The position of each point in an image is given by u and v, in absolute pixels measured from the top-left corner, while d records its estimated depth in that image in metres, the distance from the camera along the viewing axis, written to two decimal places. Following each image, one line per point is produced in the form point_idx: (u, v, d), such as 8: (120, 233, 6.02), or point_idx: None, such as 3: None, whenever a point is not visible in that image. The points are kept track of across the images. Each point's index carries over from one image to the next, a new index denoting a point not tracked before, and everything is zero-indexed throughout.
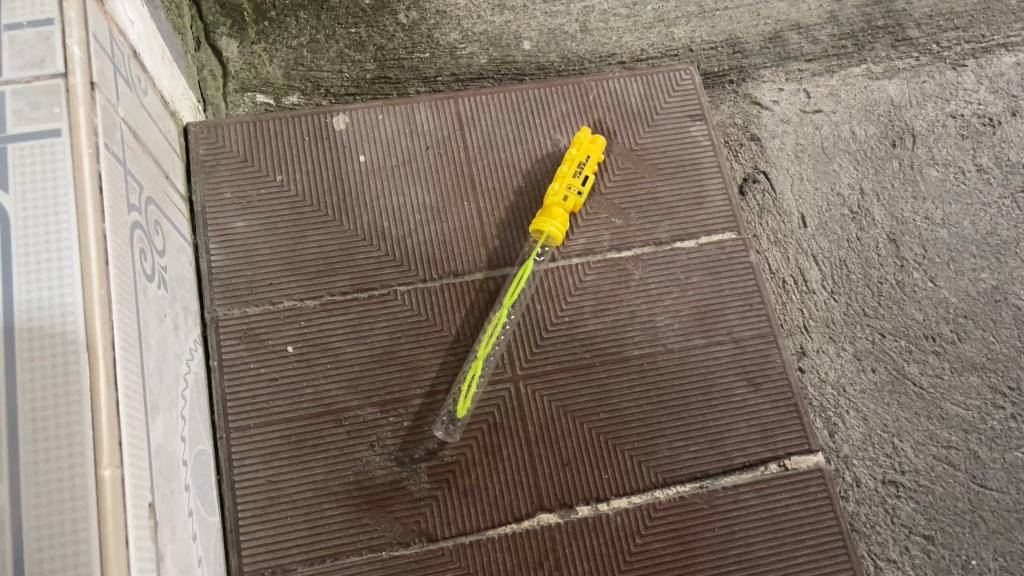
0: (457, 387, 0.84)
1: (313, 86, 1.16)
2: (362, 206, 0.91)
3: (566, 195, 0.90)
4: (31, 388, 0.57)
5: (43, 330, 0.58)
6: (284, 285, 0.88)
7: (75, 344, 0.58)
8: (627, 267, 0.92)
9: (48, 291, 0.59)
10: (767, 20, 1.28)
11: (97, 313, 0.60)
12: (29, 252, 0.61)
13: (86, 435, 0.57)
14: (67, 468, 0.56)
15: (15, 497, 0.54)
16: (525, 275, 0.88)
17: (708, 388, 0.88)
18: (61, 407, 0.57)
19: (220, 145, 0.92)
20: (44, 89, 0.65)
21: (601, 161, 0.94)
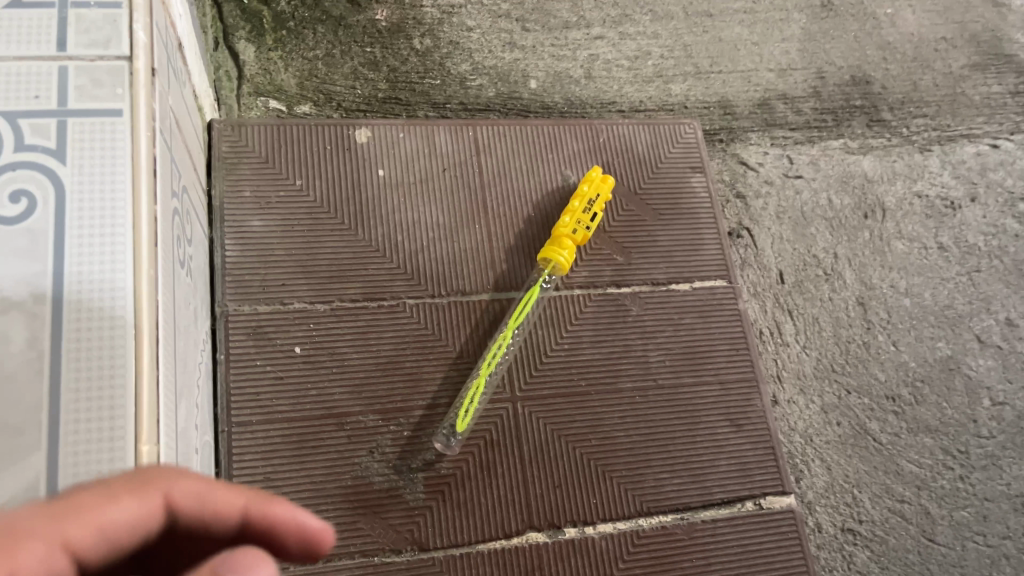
0: (458, 401, 0.87)
1: (325, 99, 1.18)
2: (377, 218, 0.94)
3: (575, 228, 0.94)
4: (75, 358, 0.58)
5: (93, 303, 0.59)
6: (296, 286, 0.89)
7: (123, 322, 0.59)
8: (626, 302, 0.96)
9: (101, 266, 0.60)
10: (756, 87, 1.36)
11: (145, 291, 0.61)
12: (82, 224, 0.61)
13: (127, 410, 0.58)
14: (107, 438, 0.56)
15: (53, 463, 0.55)
16: (531, 299, 0.92)
17: (694, 424, 0.92)
18: (105, 378, 0.58)
19: (243, 144, 0.94)
20: (108, 69, 0.66)
21: (608, 201, 0.99)
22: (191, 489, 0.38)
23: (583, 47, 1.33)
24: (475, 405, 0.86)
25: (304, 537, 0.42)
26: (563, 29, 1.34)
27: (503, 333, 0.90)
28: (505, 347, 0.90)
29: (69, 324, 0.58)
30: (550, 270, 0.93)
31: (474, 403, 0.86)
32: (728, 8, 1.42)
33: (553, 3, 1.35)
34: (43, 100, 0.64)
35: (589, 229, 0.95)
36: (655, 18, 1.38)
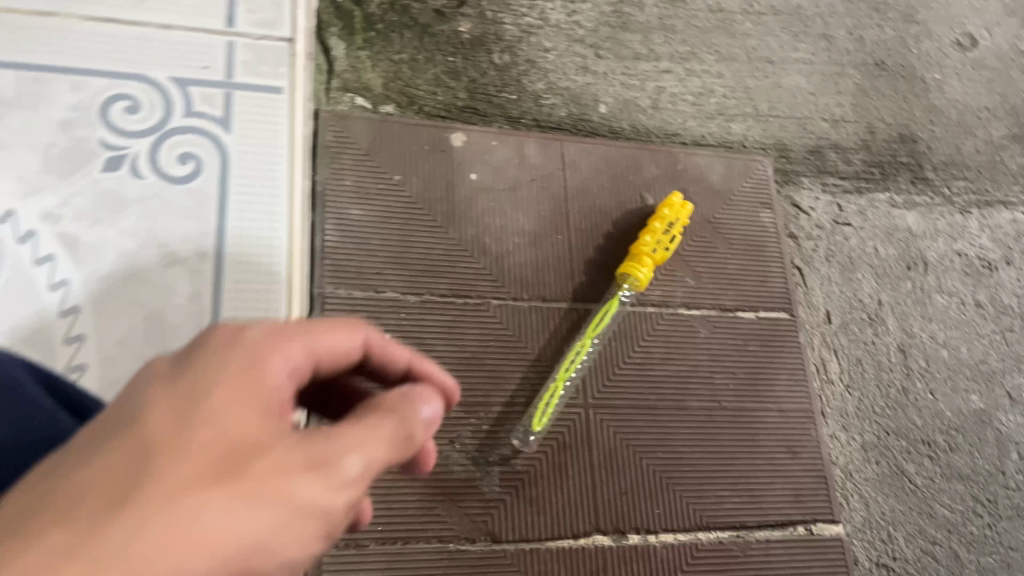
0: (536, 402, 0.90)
1: (408, 101, 1.22)
2: (468, 220, 0.97)
3: (654, 249, 0.98)
4: None
5: None
6: (390, 276, 0.92)
7: None
8: (696, 324, 1.00)
9: None
10: (811, 134, 1.42)
11: None
12: None
13: None
14: None
15: None
16: (610, 311, 0.96)
17: (753, 447, 0.96)
18: None
19: (347, 135, 0.97)
20: None
21: (685, 226, 1.03)
22: (283, 359, 0.49)
23: (651, 79, 1.38)
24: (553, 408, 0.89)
25: (361, 350, 0.57)
26: (633, 59, 1.39)
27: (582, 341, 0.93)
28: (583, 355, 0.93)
29: None
30: (628, 287, 0.97)
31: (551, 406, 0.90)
32: (789, 56, 1.47)
33: (625, 33, 1.40)
34: None
35: (666, 251, 0.99)
36: (720, 60, 1.43)
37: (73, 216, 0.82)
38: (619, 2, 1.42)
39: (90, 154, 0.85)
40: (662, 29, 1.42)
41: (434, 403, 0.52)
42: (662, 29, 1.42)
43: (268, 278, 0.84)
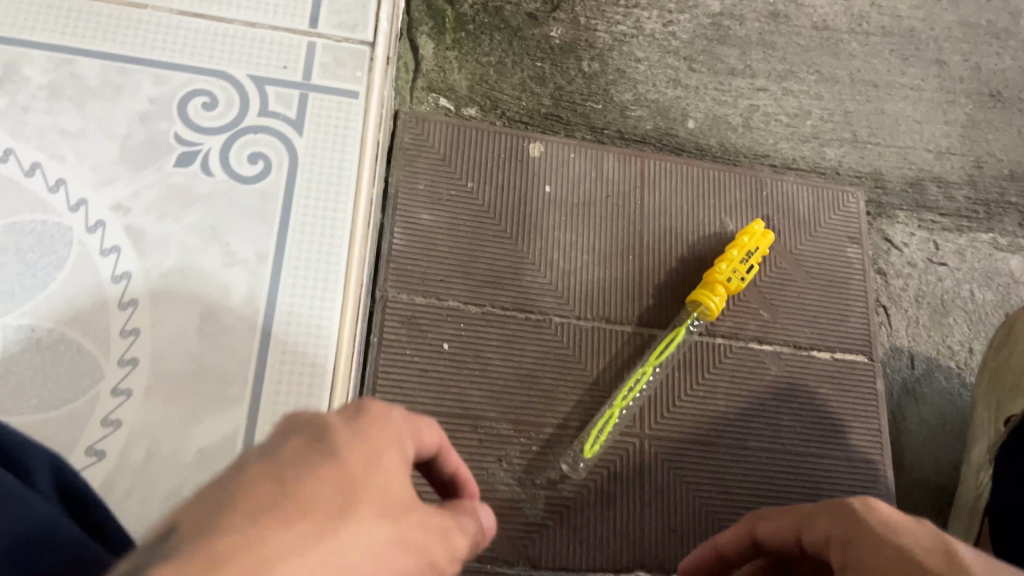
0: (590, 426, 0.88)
1: (492, 105, 1.21)
2: (538, 233, 0.96)
3: (729, 277, 0.94)
4: None
5: None
6: (453, 285, 0.91)
7: None
8: (767, 360, 0.96)
9: None
10: (912, 165, 1.34)
11: None
12: None
13: None
14: None
15: None
16: (674, 339, 0.93)
17: (816, 496, 0.92)
18: None
19: (424, 138, 0.96)
20: None
21: (764, 256, 0.99)
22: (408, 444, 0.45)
23: (745, 97, 1.33)
24: (606, 434, 0.88)
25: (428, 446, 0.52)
26: (728, 75, 1.34)
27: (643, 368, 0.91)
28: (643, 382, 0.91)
29: None
30: (699, 314, 0.94)
31: (605, 432, 0.88)
32: (895, 82, 1.40)
33: (722, 48, 1.35)
34: None
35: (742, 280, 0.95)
36: (821, 80, 1.37)
37: (140, 207, 0.69)
38: (719, 14, 1.37)
39: (163, 144, 0.71)
40: (761, 45, 1.37)
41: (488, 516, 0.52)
42: (761, 45, 1.37)
43: (324, 261, 0.71)
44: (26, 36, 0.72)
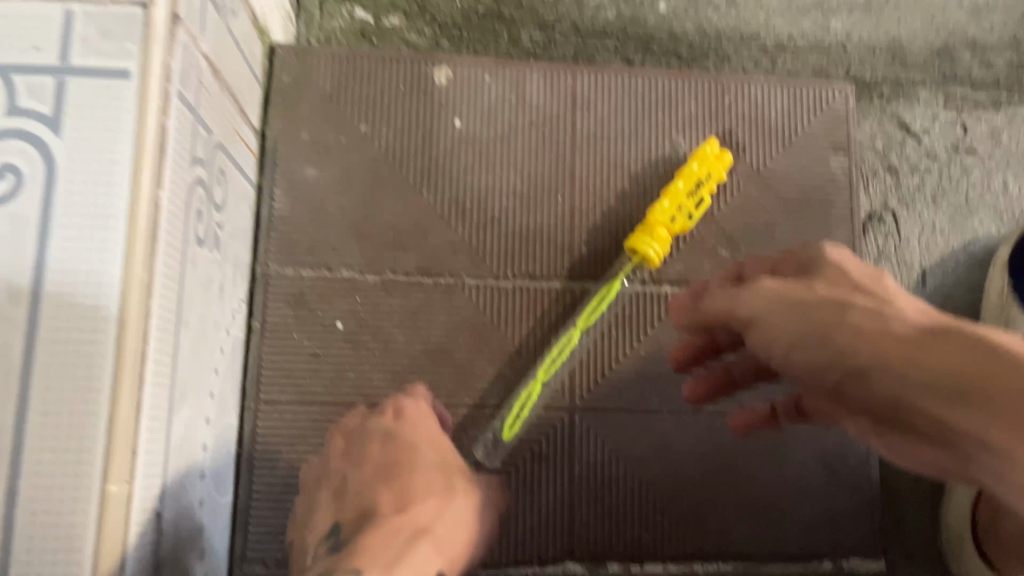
0: (507, 404, 0.78)
1: (418, 10, 1.04)
2: (446, 178, 0.82)
3: (672, 216, 0.79)
4: (45, 378, 0.51)
5: (72, 312, 0.51)
6: (346, 251, 0.79)
7: (103, 341, 0.52)
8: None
9: (87, 267, 0.52)
10: (939, 29, 1.10)
11: (135, 303, 0.53)
12: (69, 214, 0.53)
13: (98, 442, 0.51)
14: (74, 471, 0.50)
15: (10, 496, 0.49)
16: (609, 295, 0.80)
17: (779, 463, 0.80)
18: (77, 404, 0.51)
19: (307, 76, 0.82)
20: (120, 18, 0.55)
21: (721, 182, 0.83)
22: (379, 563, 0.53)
23: None
24: (525, 412, 0.78)
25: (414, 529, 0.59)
26: None
27: (568, 333, 0.79)
28: (568, 350, 0.79)
29: (44, 334, 0.51)
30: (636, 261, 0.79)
31: (524, 410, 0.78)
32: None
33: None
34: (42, 53, 0.55)
35: (689, 217, 0.80)
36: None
37: None
38: None
39: None
40: None
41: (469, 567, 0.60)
42: None
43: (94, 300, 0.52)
44: None
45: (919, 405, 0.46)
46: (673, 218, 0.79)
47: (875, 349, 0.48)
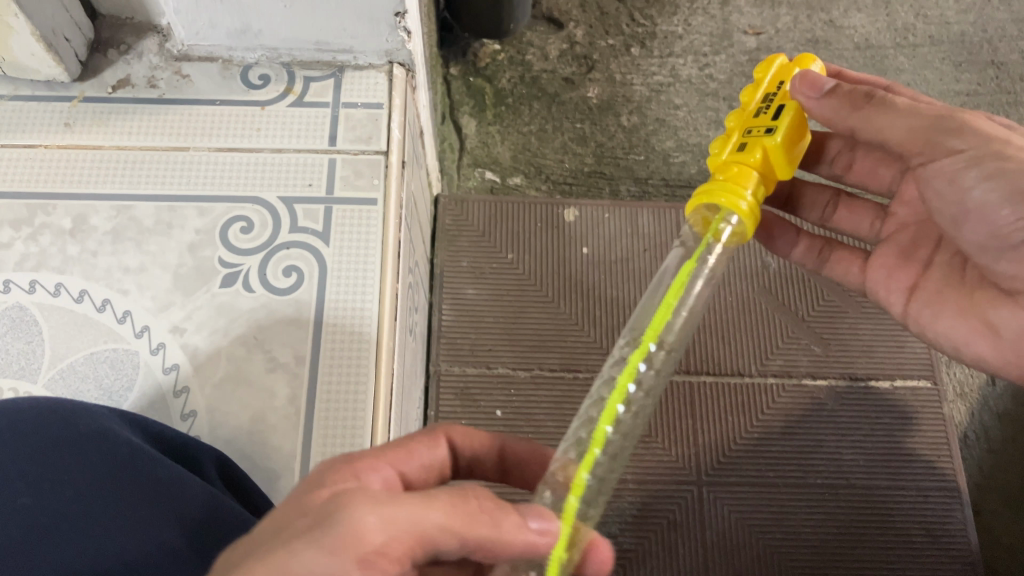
0: (568, 474, 0.51)
1: (536, 171, 1.16)
2: (578, 293, 0.99)
3: (759, 113, 0.55)
4: (330, 347, 0.69)
5: (342, 331, 0.70)
6: (501, 353, 0.96)
7: (367, 343, 0.69)
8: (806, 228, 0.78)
9: (353, 309, 0.71)
10: None
11: (387, 332, 0.70)
12: (336, 283, 0.72)
13: (371, 366, 0.69)
14: (354, 377, 0.69)
15: (312, 390, 0.68)
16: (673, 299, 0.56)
17: (887, 530, 0.90)
18: (353, 348, 0.69)
19: (464, 218, 1.04)
20: (368, 163, 0.76)
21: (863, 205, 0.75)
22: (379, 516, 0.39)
23: None
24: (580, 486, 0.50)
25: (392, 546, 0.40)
26: None
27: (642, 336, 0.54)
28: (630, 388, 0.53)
29: (325, 343, 0.69)
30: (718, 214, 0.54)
31: (574, 494, 0.49)
32: (978, 57, 1.24)
33: None
34: (314, 188, 0.75)
35: (774, 132, 0.53)
36: (874, 73, 1.23)
37: (194, 327, 0.70)
38: (755, 50, 1.24)
39: (207, 268, 0.72)
40: None
41: (544, 521, 0.44)
42: None
43: (357, 348, 0.69)
44: (92, 190, 0.74)
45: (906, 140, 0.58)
46: (748, 132, 0.54)
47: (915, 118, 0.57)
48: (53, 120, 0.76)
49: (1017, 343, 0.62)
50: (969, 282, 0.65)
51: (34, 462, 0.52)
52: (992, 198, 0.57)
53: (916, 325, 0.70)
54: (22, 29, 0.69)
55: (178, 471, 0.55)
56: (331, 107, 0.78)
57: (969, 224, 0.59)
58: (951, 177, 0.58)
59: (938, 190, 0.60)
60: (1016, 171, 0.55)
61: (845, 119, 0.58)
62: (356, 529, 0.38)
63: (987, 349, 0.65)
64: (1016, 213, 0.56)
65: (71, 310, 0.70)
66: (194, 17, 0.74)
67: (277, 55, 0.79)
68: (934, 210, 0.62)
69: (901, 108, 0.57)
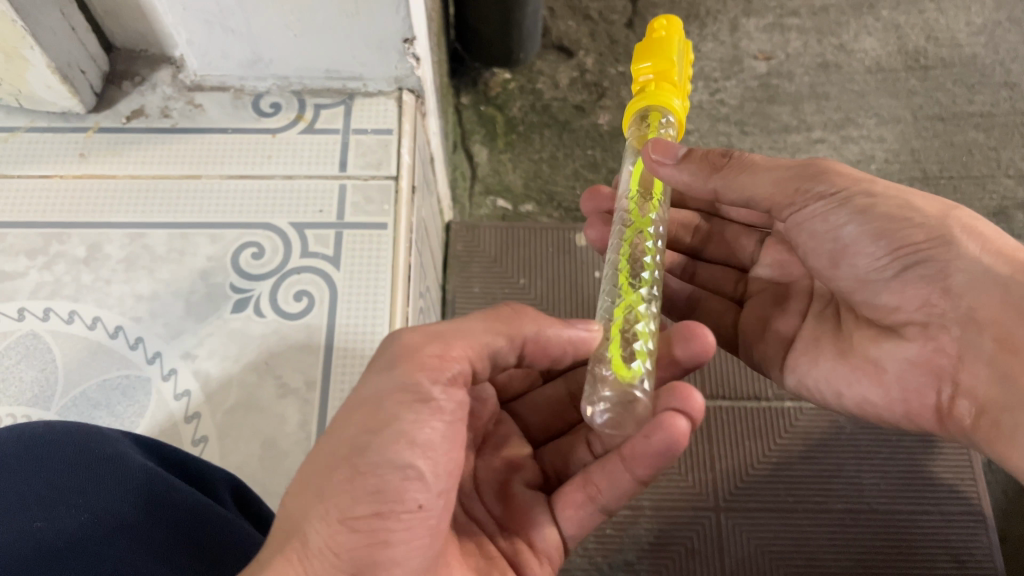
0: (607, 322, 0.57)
1: (548, 199, 1.16)
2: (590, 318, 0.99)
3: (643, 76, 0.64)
4: (341, 371, 0.69)
5: (353, 355, 0.70)
6: None
7: None
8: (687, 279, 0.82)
9: (363, 333, 0.71)
10: (993, 194, 1.15)
11: None
12: (347, 307, 0.72)
13: None
14: None
15: (323, 414, 0.68)
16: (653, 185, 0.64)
17: (911, 555, 0.88)
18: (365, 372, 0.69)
19: (476, 245, 1.04)
20: (378, 188, 0.76)
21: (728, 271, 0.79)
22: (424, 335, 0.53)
23: None
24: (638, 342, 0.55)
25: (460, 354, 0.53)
26: (782, 132, 1.20)
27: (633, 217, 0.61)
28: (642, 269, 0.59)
29: (336, 367, 0.69)
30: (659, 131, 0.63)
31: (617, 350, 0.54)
32: (991, 78, 1.23)
33: (773, 106, 1.22)
34: (325, 214, 0.75)
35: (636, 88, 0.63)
36: (885, 96, 1.23)
37: (205, 353, 0.70)
38: (766, 74, 1.24)
39: (218, 294, 0.72)
40: (813, 98, 1.23)
41: None
42: (814, 97, 1.23)
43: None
44: (106, 219, 0.75)
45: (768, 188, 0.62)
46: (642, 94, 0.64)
47: (774, 172, 0.62)
48: (69, 151, 0.77)
49: (903, 377, 0.62)
50: (846, 327, 0.66)
51: (47, 489, 0.52)
52: (864, 233, 0.60)
53: (795, 375, 0.70)
54: (37, 61, 0.70)
55: (193, 499, 0.54)
56: (342, 134, 0.78)
57: (844, 261, 0.62)
58: (820, 219, 0.61)
59: (813, 233, 0.63)
60: (882, 207, 0.59)
61: (705, 180, 0.64)
62: (403, 346, 0.52)
63: (872, 391, 0.64)
64: (890, 244, 0.59)
65: (84, 338, 0.70)
66: (206, 48, 0.75)
67: (287, 84, 0.79)
68: (811, 252, 0.64)
69: (755, 165, 0.63)
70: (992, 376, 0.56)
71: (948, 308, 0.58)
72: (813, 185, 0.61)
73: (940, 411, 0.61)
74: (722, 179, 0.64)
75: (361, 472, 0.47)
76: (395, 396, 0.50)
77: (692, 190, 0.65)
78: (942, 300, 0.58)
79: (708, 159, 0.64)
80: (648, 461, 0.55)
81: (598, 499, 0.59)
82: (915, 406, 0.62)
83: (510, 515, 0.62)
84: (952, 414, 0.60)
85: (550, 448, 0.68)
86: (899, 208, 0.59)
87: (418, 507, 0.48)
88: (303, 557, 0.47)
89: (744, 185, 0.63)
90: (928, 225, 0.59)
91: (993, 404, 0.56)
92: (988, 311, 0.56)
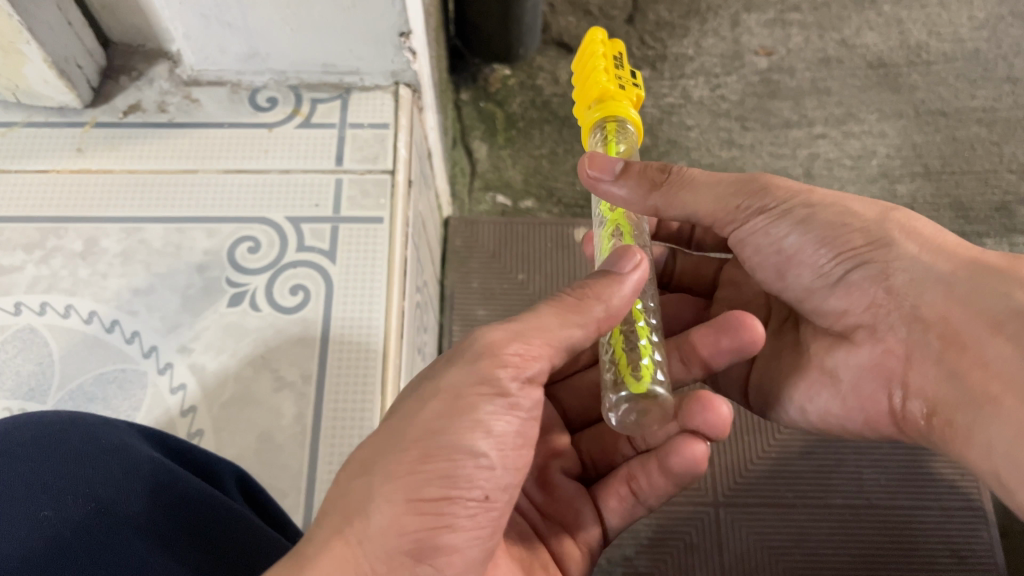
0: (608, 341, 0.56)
1: (547, 194, 1.15)
2: None
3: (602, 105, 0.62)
4: (336, 364, 0.69)
5: (347, 347, 0.70)
6: None
7: (375, 353, 0.69)
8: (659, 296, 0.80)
9: (359, 327, 0.71)
10: (994, 189, 1.15)
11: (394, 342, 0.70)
12: (343, 301, 0.72)
13: (376, 375, 0.69)
14: (360, 392, 0.68)
15: (318, 406, 0.68)
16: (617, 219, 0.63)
17: (910, 550, 0.87)
18: (359, 362, 0.69)
19: (474, 240, 1.04)
20: (374, 182, 0.76)
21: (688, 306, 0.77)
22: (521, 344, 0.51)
23: None
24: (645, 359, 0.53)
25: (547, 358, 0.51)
26: (783, 127, 1.20)
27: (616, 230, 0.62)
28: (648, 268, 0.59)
29: (331, 358, 0.69)
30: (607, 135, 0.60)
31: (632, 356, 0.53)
32: (993, 73, 1.23)
33: (775, 101, 1.22)
34: (321, 208, 0.75)
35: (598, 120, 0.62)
36: (887, 91, 1.22)
37: (202, 346, 0.70)
38: (767, 70, 1.24)
39: (215, 288, 0.72)
40: (815, 93, 1.22)
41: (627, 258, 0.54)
42: (816, 93, 1.22)
43: (364, 362, 0.69)
44: (103, 214, 0.75)
45: (712, 202, 0.61)
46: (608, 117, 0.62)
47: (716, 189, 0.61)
48: (66, 145, 0.77)
49: (857, 386, 0.62)
50: (803, 338, 0.66)
51: (57, 477, 0.52)
52: (809, 242, 0.59)
53: (758, 388, 0.70)
54: (34, 56, 0.70)
55: (197, 485, 0.55)
56: (338, 128, 0.78)
57: (790, 272, 0.62)
58: (761, 234, 0.61)
59: (758, 247, 0.62)
60: (823, 214, 0.59)
61: (645, 198, 0.60)
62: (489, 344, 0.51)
63: (832, 400, 0.64)
64: (833, 251, 0.59)
65: (81, 332, 0.70)
66: (204, 42, 0.75)
67: (285, 78, 0.79)
68: (755, 267, 0.64)
69: (694, 181, 0.60)
70: (939, 373, 0.56)
71: (892, 307, 0.58)
72: (758, 204, 0.60)
73: (895, 416, 0.60)
74: (662, 197, 0.60)
75: (433, 457, 0.47)
76: (474, 385, 0.49)
77: (629, 206, 0.61)
78: (887, 301, 0.58)
79: (647, 173, 0.59)
80: (678, 472, 0.59)
81: (640, 494, 0.62)
82: (872, 412, 0.62)
83: (552, 503, 0.63)
84: (905, 418, 0.60)
85: (588, 436, 0.69)
86: (841, 215, 0.59)
87: (483, 497, 0.48)
88: (361, 540, 0.45)
89: (683, 202, 0.60)
90: (868, 227, 0.59)
91: (941, 404, 0.55)
92: (934, 309, 0.56)
